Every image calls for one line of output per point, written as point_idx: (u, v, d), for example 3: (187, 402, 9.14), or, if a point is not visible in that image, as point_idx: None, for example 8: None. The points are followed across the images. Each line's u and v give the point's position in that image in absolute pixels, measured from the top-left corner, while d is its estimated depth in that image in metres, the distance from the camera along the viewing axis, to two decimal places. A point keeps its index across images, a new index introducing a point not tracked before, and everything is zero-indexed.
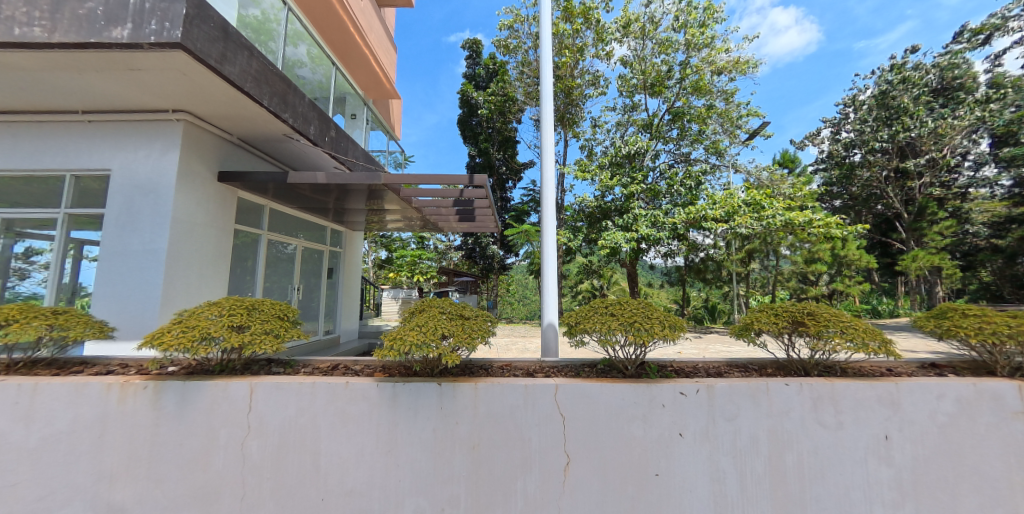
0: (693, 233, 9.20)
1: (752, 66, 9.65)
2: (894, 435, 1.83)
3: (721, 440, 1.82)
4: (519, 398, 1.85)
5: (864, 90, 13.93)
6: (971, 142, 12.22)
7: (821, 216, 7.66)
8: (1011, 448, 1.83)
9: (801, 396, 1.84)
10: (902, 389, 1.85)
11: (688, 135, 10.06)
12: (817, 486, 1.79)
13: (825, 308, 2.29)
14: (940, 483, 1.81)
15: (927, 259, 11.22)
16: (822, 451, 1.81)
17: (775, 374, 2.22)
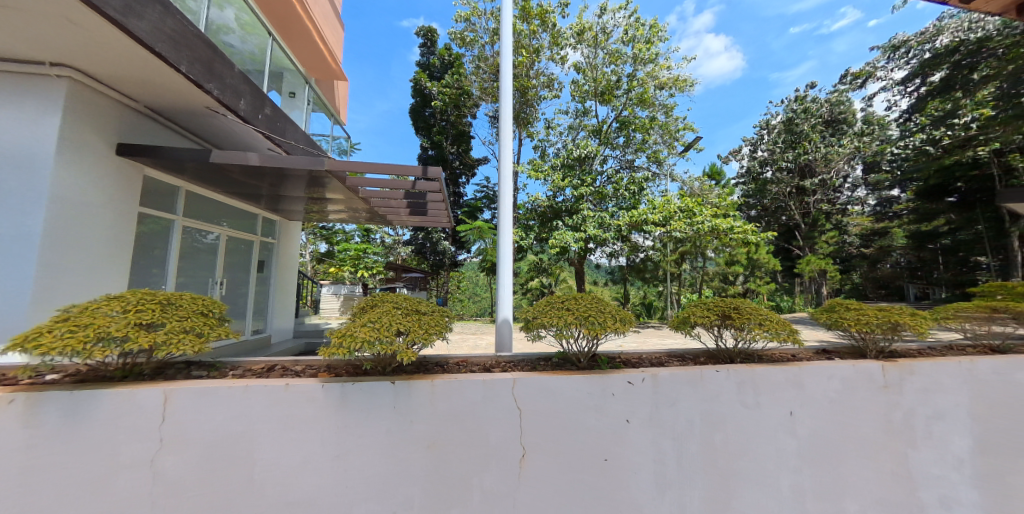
0: (635, 236, 9.81)
1: (689, 85, 10.51)
2: (798, 412, 2.14)
3: (660, 424, 1.98)
4: (479, 394, 1.85)
5: (775, 116, 16.05)
6: (851, 167, 14.63)
7: (740, 224, 8.62)
8: (879, 418, 2.24)
9: (727, 381, 2.08)
10: (803, 372, 2.17)
11: (632, 144, 10.74)
12: (738, 460, 2.03)
13: (747, 303, 2.61)
14: (831, 450, 2.15)
15: (818, 264, 13.22)
16: (742, 430, 2.06)
17: (707, 363, 2.47)
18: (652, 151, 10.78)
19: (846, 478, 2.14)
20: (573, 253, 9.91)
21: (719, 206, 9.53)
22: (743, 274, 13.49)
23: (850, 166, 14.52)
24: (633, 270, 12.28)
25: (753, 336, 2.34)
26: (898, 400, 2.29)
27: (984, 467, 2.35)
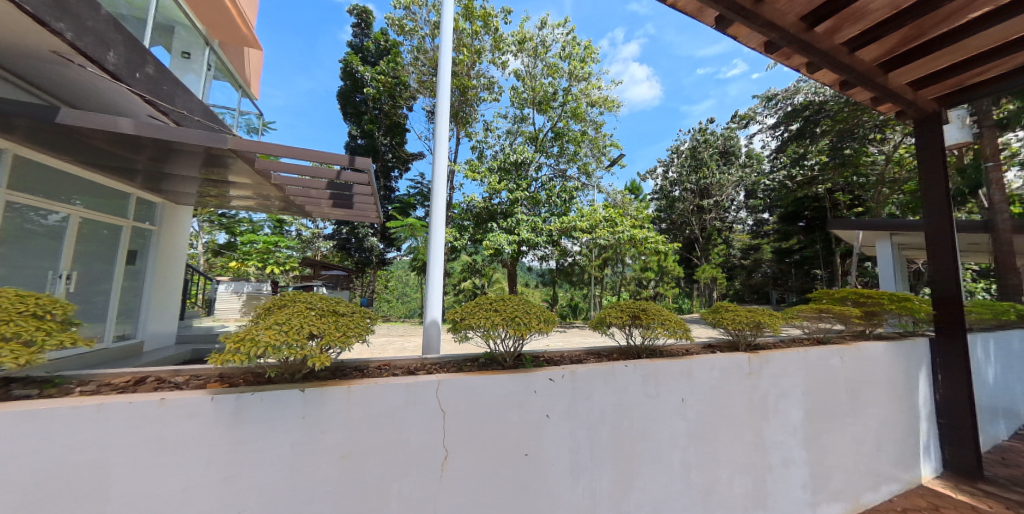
0: (563, 241, 10.35)
1: (617, 105, 11.39)
2: (688, 399, 2.43)
3: (574, 417, 2.10)
4: (401, 398, 1.74)
5: (684, 142, 18.34)
6: (738, 192, 17.34)
7: (654, 235, 9.63)
8: (744, 398, 2.57)
9: (632, 374, 2.28)
10: (692, 364, 2.44)
11: (564, 154, 11.33)
12: (640, 444, 2.24)
13: (653, 305, 2.90)
14: (714, 430, 2.47)
15: (712, 272, 15.37)
16: (643, 417, 2.28)
17: (618, 359, 2.69)
18: (582, 162, 11.48)
19: (720, 451, 2.46)
20: (505, 255, 10.10)
21: (637, 218, 10.53)
22: (655, 280, 15.08)
23: (737, 191, 17.22)
24: (561, 274, 12.92)
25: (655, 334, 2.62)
26: (758, 384, 2.62)
27: (813, 437, 2.77)
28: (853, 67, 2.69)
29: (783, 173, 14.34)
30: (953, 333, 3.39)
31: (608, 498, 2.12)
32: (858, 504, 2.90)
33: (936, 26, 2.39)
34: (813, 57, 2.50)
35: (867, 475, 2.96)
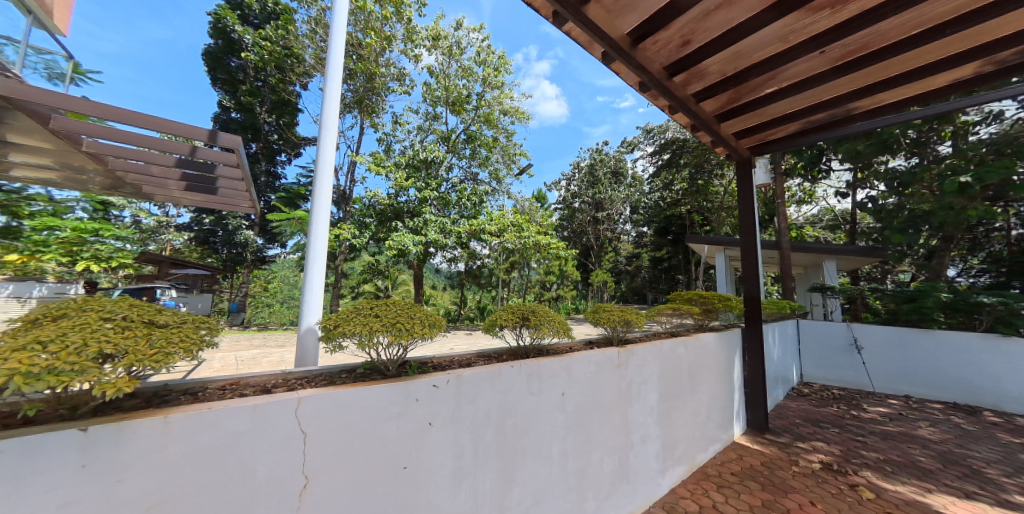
0: (472, 244, 10.42)
1: (528, 118, 11.92)
2: (568, 392, 2.18)
3: (456, 425, 1.67)
4: (244, 427, 1.12)
5: (584, 159, 20.26)
6: (626, 208, 19.80)
7: (557, 242, 10.31)
8: (614, 388, 2.47)
9: (516, 373, 1.92)
10: (570, 360, 2.20)
11: (477, 158, 11.47)
12: (523, 442, 1.94)
13: (544, 308, 2.92)
14: (592, 419, 2.32)
15: (603, 277, 17.22)
16: (522, 413, 1.95)
17: (504, 357, 2.64)
18: (493, 168, 11.73)
19: (591, 438, 2.30)
20: (412, 255, 9.71)
21: (542, 225, 11.17)
22: (557, 283, 16.21)
23: (625, 207, 19.66)
24: (469, 276, 13.05)
25: (541, 336, 2.63)
26: (624, 376, 2.55)
27: (665, 413, 2.89)
28: (698, 115, 3.26)
29: (659, 194, 16.83)
30: (755, 327, 4.21)
31: (489, 505, 1.77)
32: (693, 463, 3.23)
33: (748, 94, 3.08)
34: (671, 100, 2.95)
35: (700, 437, 3.34)
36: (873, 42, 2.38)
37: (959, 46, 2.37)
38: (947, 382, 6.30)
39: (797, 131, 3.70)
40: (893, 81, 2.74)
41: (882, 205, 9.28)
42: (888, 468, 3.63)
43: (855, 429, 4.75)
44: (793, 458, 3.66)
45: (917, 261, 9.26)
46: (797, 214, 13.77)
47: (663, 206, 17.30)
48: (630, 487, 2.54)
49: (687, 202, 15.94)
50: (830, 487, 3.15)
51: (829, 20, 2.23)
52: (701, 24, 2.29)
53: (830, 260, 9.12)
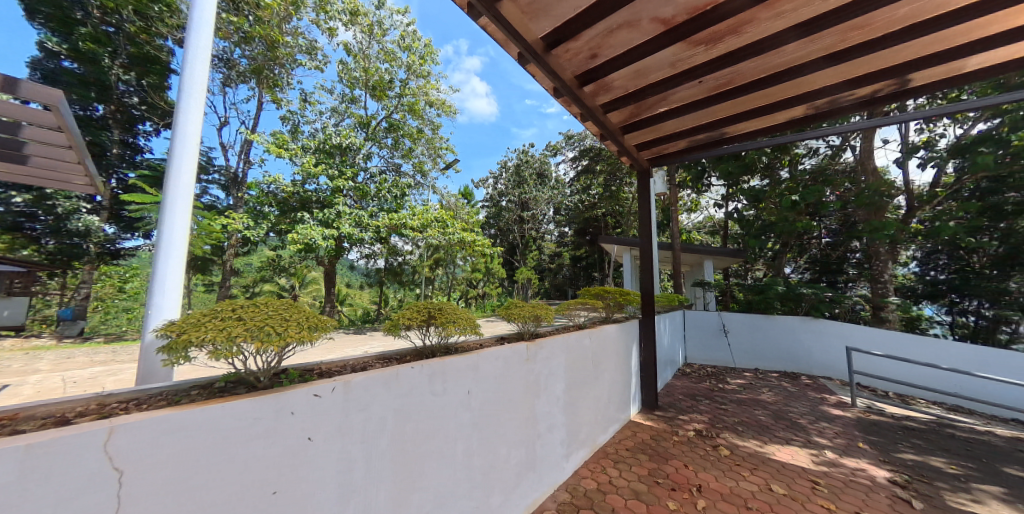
0: (393, 239, 9.92)
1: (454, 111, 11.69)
2: (474, 390, 2.07)
3: (346, 439, 1.44)
4: (14, 473, 0.81)
5: (511, 159, 20.71)
6: (550, 209, 20.73)
7: (481, 239, 10.34)
8: (522, 381, 2.46)
9: (419, 374, 1.75)
10: (478, 356, 2.10)
11: (401, 149, 10.93)
12: (425, 446, 1.78)
13: (453, 306, 2.54)
14: (498, 414, 2.26)
15: (527, 274, 17.84)
16: (425, 417, 1.78)
17: (411, 359, 2.13)
18: (417, 161, 11.29)
19: (499, 433, 2.25)
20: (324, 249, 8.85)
21: (468, 223, 11.13)
22: (482, 281, 16.37)
23: (550, 208, 20.56)
24: (389, 273, 12.43)
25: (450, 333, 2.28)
26: (531, 369, 2.55)
27: (570, 401, 3.03)
28: (605, 125, 3.54)
29: (579, 197, 18.04)
30: (649, 317, 4.72)
31: None
32: (593, 444, 3.47)
33: (645, 111, 3.46)
34: (582, 109, 3.17)
35: (601, 419, 3.61)
36: (736, 79, 2.89)
37: (793, 92, 2.99)
38: (783, 356, 7.93)
39: (684, 148, 4.26)
40: (750, 113, 3.35)
41: (747, 214, 11.22)
42: (740, 428, 4.42)
43: (720, 398, 5.67)
44: (675, 429, 4.22)
45: (769, 261, 11.40)
46: (688, 220, 15.89)
47: (581, 208, 18.52)
48: (536, 475, 2.58)
49: (603, 206, 17.30)
50: (699, 449, 3.70)
51: (703, 54, 2.65)
52: (606, 41, 2.51)
53: (710, 259, 10.68)
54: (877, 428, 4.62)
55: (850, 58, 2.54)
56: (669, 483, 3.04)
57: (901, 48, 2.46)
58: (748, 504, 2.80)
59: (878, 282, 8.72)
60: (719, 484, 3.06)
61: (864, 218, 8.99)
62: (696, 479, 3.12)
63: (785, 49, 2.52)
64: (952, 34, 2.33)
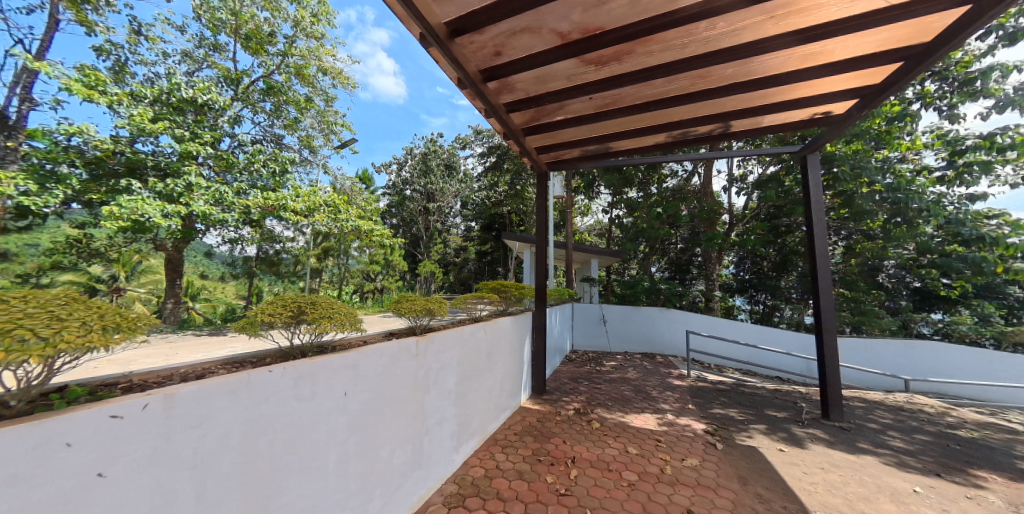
0: (268, 222, 8.55)
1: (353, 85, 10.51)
2: (352, 391, 1.85)
3: (165, 466, 1.11)
4: None
5: (418, 147, 19.93)
6: (456, 202, 20.62)
7: (379, 228, 9.64)
8: (409, 378, 2.31)
9: (281, 377, 1.47)
10: (360, 353, 1.89)
11: (284, 117, 9.49)
12: (285, 461, 1.51)
13: (329, 298, 2.14)
14: (380, 416, 2.06)
15: (430, 267, 17.41)
16: (288, 425, 1.52)
17: (270, 361, 1.77)
18: (305, 133, 9.89)
19: (382, 435, 2.08)
20: (163, 228, 7.19)
21: (365, 210, 10.30)
22: (381, 273, 15.39)
23: (456, 201, 20.41)
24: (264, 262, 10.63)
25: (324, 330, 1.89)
26: (420, 364, 2.43)
27: (462, 394, 3.03)
28: (508, 124, 3.61)
29: (485, 193, 18.60)
30: (541, 310, 5.06)
31: None
32: (484, 433, 3.54)
33: (544, 117, 3.69)
34: (485, 105, 3.16)
35: (493, 408, 3.72)
36: (618, 101, 3.38)
37: (657, 118, 3.67)
38: (644, 341, 9.37)
39: (578, 156, 4.71)
40: (629, 132, 3.98)
41: (626, 221, 12.89)
42: (610, 403, 5.09)
43: (596, 379, 6.43)
44: (557, 409, 4.64)
45: (640, 261, 13.34)
46: (581, 223, 17.53)
47: (488, 204, 18.90)
48: (423, 472, 2.49)
49: (508, 204, 17.89)
50: (577, 425, 4.16)
51: (593, 74, 3.01)
52: (509, 41, 2.59)
53: (596, 258, 11.95)
54: (704, 392, 5.86)
55: (696, 100, 3.35)
56: (549, 458, 3.32)
57: (728, 94, 3.26)
58: (610, 467, 3.24)
59: (711, 280, 10.94)
60: (590, 453, 3.48)
61: (706, 229, 11.17)
62: (571, 451, 3.48)
63: (654, 83, 3.10)
64: (753, 96, 3.33)
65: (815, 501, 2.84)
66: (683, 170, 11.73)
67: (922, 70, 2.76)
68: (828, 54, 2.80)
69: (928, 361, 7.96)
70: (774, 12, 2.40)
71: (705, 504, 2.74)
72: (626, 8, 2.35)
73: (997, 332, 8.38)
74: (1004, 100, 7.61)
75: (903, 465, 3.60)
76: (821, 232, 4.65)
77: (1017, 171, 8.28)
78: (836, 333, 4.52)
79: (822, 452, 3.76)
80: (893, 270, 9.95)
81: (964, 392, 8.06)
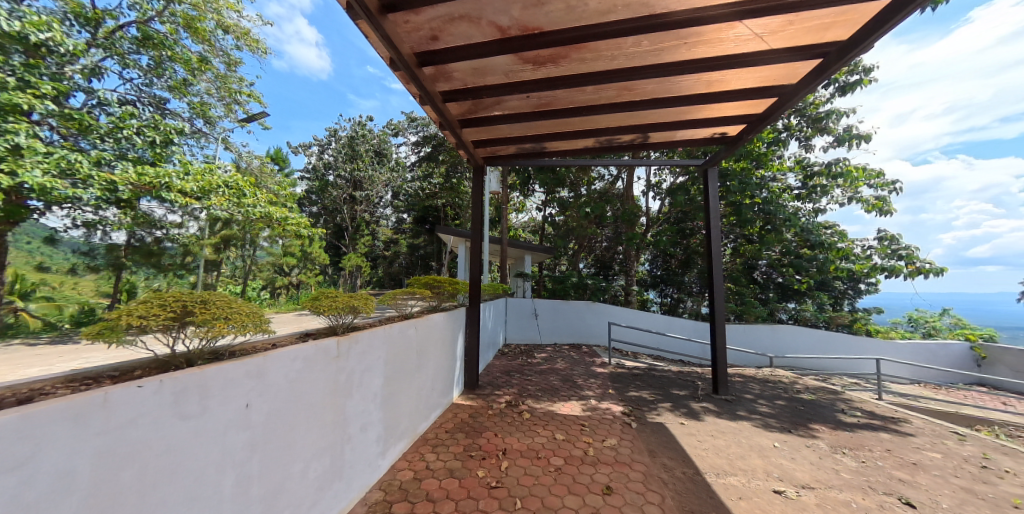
0: (139, 202, 6.90)
1: (261, 49, 9.08)
2: (254, 402, 1.60)
3: None
4: None
5: (343, 130, 18.49)
6: (386, 192, 19.60)
7: (295, 216, 8.76)
8: (325, 382, 2.09)
9: (159, 394, 1.20)
10: (267, 358, 1.64)
11: (167, 75, 7.55)
12: (165, 496, 1.23)
13: (224, 295, 1.82)
14: (289, 429, 1.81)
15: (356, 260, 16.34)
16: (171, 452, 1.25)
17: (143, 373, 1.43)
18: (197, 99, 8.18)
19: (295, 449, 1.86)
20: None
21: (278, 195, 9.23)
22: (297, 267, 14.02)
23: (386, 191, 19.38)
24: (139, 253, 7.88)
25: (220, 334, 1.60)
26: (339, 367, 2.22)
27: (388, 395, 2.86)
28: (445, 114, 3.48)
29: (419, 184, 18.04)
30: (474, 305, 5.02)
31: None
32: (412, 434, 3.39)
33: (481, 110, 3.63)
34: (420, 91, 2.99)
35: (422, 407, 3.59)
36: (552, 102, 3.47)
37: (587, 122, 3.86)
38: (571, 332, 9.91)
39: (513, 153, 4.74)
40: (561, 133, 4.11)
41: (557, 219, 13.46)
42: (539, 393, 5.28)
43: (527, 371, 6.62)
44: (489, 403, 4.67)
45: (569, 257, 14.05)
46: (516, 219, 17.86)
47: (421, 196, 18.29)
48: (343, 483, 2.30)
49: (443, 197, 17.52)
50: (507, 417, 4.23)
51: (530, 72, 3.04)
52: (446, 27, 2.49)
53: (529, 254, 12.30)
54: (621, 377, 6.40)
55: (621, 110, 3.59)
56: (480, 453, 3.32)
57: (649, 107, 3.56)
58: (538, 455, 3.36)
59: (630, 276, 11.97)
60: (520, 443, 3.56)
61: (626, 230, 12.16)
62: (502, 443, 3.52)
63: (586, 89, 3.24)
64: (668, 112, 3.68)
65: (707, 465, 3.28)
66: (608, 175, 12.56)
67: (790, 106, 3.30)
68: (726, 83, 3.21)
69: (787, 341, 9.86)
70: (688, 37, 2.66)
71: (621, 479, 2.99)
72: (563, 12, 2.40)
73: (830, 316, 10.62)
74: (838, 137, 9.57)
75: (769, 426, 4.36)
76: (716, 235, 5.34)
77: (844, 194, 10.50)
78: (725, 322, 5.24)
79: (712, 421, 4.37)
80: (763, 269, 11.64)
81: (807, 364, 10.13)
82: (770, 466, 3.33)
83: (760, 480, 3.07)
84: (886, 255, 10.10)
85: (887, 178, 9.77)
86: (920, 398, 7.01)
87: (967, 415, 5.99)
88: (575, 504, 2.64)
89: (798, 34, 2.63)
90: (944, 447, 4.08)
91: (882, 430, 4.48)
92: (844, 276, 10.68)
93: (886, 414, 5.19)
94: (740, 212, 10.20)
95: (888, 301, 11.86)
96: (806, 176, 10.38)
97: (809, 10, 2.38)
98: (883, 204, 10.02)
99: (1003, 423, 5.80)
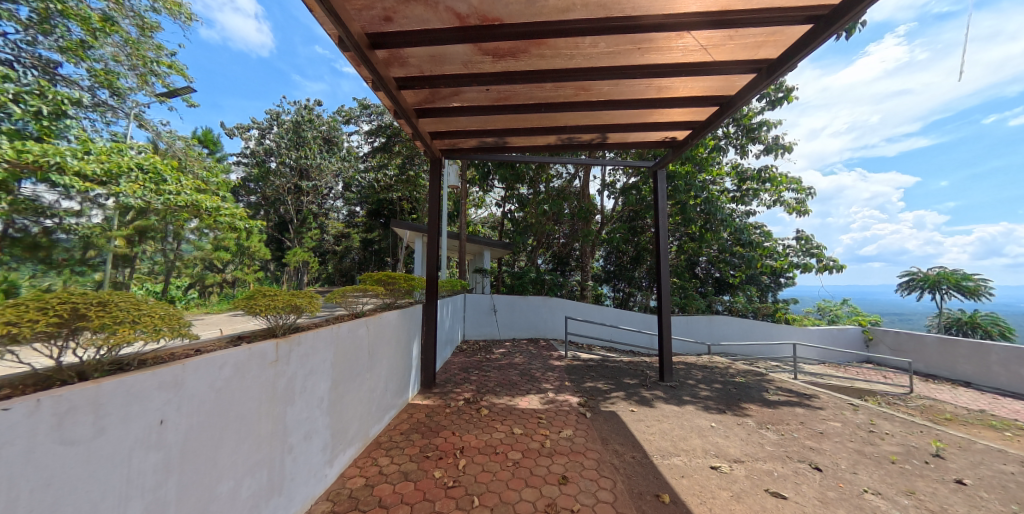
0: (20, 185, 5.23)
1: (184, 14, 7.90)
2: (171, 418, 1.42)
3: None
4: None
5: (287, 114, 17.13)
6: (336, 184, 18.48)
7: (228, 206, 7.96)
8: (260, 390, 1.91)
9: (33, 417, 1.02)
10: (187, 367, 1.46)
11: (58, 34, 6.04)
12: None
13: (127, 297, 1.58)
14: (216, 446, 1.63)
15: (301, 255, 15.25)
16: (52, 485, 1.07)
17: (22, 387, 1.21)
18: (100, 66, 6.66)
19: (223, 466, 1.68)
20: None
21: (207, 183, 8.36)
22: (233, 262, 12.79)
23: (336, 182, 18.29)
24: (20, 246, 5.48)
25: (124, 338, 1.39)
26: (277, 372, 2.03)
27: (335, 400, 2.69)
28: (400, 102, 3.30)
29: (372, 176, 17.22)
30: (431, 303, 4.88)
31: None
32: (364, 439, 3.23)
33: (439, 100, 3.51)
34: (373, 76, 2.81)
35: (375, 410, 3.43)
36: (511, 97, 3.44)
37: (545, 119, 3.88)
38: (528, 327, 10.01)
39: (471, 147, 4.66)
40: (520, 129, 4.10)
41: (516, 215, 13.48)
42: (497, 389, 5.28)
43: (485, 367, 6.60)
44: (447, 401, 4.58)
45: (527, 253, 14.15)
46: (475, 215, 17.80)
47: (376, 188, 17.46)
48: (283, 498, 2.12)
49: (399, 189, 16.88)
50: (465, 414, 4.17)
51: (488, 64, 2.99)
52: (400, 8, 2.36)
53: (487, 250, 12.20)
54: (576, 369, 6.60)
55: (577, 109, 3.64)
56: (437, 453, 3.25)
57: (603, 108, 3.65)
58: (496, 450, 3.35)
59: (586, 271, 12.34)
60: (477, 440, 3.53)
61: (582, 227, 12.61)
62: (459, 442, 3.47)
63: (544, 86, 3.25)
64: (622, 114, 3.80)
65: (654, 448, 3.48)
66: (567, 173, 12.83)
67: (729, 115, 3.55)
68: (673, 90, 3.38)
69: (721, 330, 10.78)
70: (640, 43, 2.75)
71: (576, 468, 3.07)
72: (522, 5, 2.38)
73: (757, 307, 11.74)
74: (767, 146, 10.52)
75: (708, 408, 4.71)
76: (664, 234, 5.64)
77: (771, 197, 11.56)
78: (671, 315, 5.57)
79: (660, 407, 4.64)
80: (704, 264, 12.68)
81: (736, 350, 11.13)
82: (708, 444, 3.60)
83: (700, 459, 3.31)
84: (802, 253, 11.33)
85: (805, 184, 10.94)
86: (825, 376, 7.98)
87: (860, 388, 6.96)
88: (531, 497, 2.67)
89: (737, 50, 2.83)
90: (843, 416, 4.69)
91: (797, 405, 5.05)
92: (768, 271, 11.80)
93: (801, 391, 5.85)
94: (685, 211, 10.88)
95: (802, 291, 13.38)
96: (741, 181, 11.30)
97: (746, 28, 2.55)
98: (801, 207, 11.21)
99: (886, 393, 6.82)
